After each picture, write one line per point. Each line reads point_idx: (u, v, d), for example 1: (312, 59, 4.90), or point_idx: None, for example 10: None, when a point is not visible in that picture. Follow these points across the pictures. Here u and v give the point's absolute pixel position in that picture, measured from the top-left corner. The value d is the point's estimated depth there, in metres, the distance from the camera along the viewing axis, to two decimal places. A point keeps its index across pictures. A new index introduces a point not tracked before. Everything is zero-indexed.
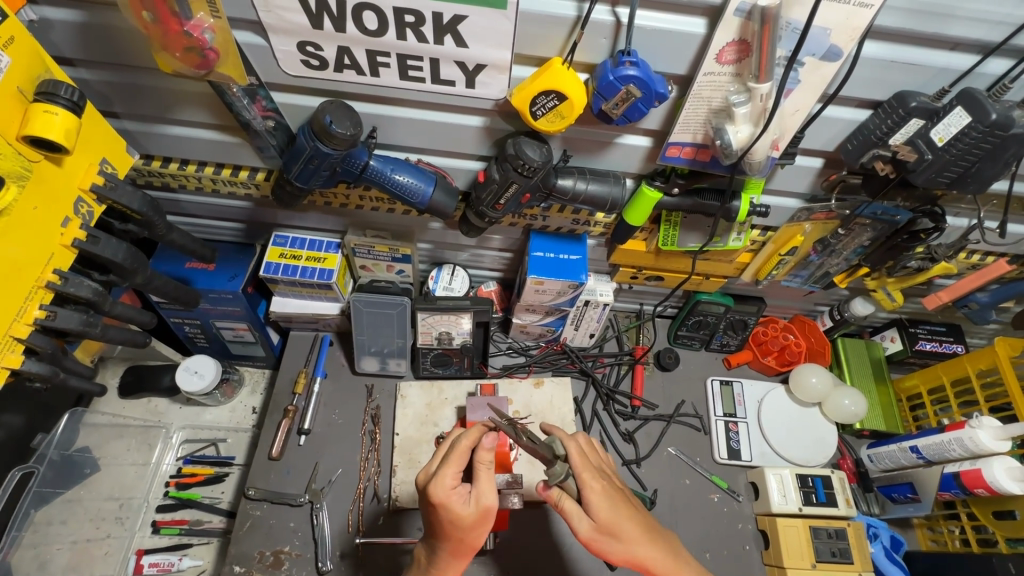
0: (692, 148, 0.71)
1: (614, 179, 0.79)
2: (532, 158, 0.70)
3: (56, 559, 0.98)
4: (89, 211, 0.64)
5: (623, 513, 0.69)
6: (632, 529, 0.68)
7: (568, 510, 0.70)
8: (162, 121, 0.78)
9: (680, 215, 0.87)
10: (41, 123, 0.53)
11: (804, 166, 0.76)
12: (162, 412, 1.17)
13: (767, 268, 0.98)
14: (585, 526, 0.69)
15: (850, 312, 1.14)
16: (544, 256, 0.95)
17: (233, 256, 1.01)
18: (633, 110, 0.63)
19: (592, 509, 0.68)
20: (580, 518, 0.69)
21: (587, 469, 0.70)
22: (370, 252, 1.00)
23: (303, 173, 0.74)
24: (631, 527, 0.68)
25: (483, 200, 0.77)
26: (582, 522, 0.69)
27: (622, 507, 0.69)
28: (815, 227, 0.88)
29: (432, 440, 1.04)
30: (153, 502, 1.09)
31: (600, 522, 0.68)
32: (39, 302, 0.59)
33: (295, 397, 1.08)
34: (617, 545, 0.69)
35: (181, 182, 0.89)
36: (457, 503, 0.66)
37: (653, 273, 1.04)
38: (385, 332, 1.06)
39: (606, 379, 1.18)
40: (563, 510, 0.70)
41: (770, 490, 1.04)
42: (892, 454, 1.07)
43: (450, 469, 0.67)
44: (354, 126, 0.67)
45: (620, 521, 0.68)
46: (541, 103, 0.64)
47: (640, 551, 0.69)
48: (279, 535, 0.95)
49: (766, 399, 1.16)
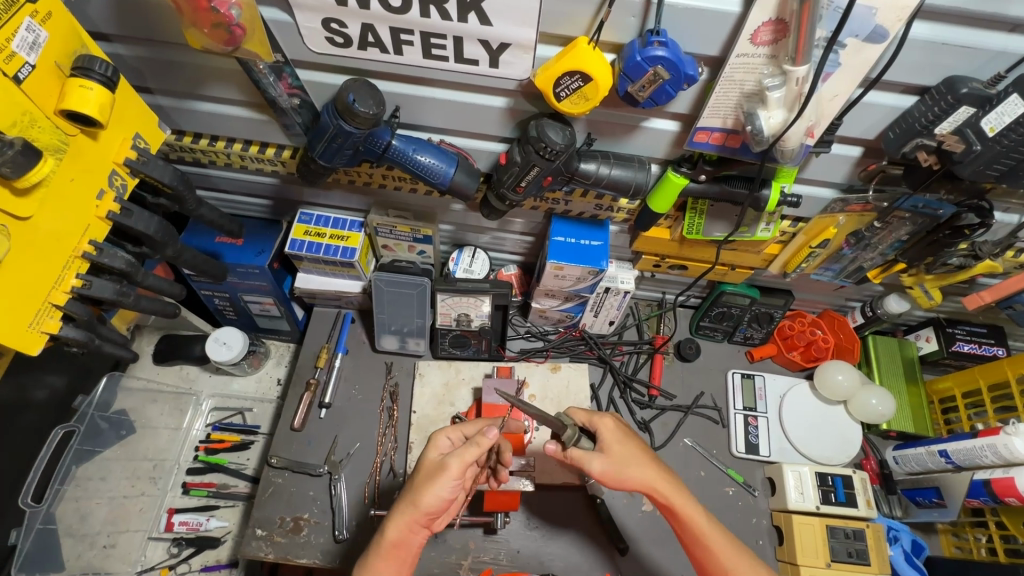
0: (722, 133, 0.68)
1: (638, 164, 0.77)
2: (555, 141, 0.68)
3: (96, 513, 1.06)
4: (123, 184, 0.65)
5: (633, 448, 0.76)
6: (643, 459, 0.76)
7: (577, 455, 0.75)
8: (193, 98, 0.80)
9: (706, 203, 0.84)
10: (76, 98, 0.55)
11: (840, 155, 0.72)
12: (193, 379, 1.22)
13: (796, 261, 0.94)
14: (601, 465, 0.74)
15: (882, 309, 1.09)
16: (566, 242, 0.94)
17: (260, 232, 1.04)
18: (660, 93, 0.61)
19: (606, 445, 0.76)
20: (593, 459, 0.75)
21: (598, 417, 0.79)
22: (392, 232, 1.00)
23: (327, 151, 0.74)
24: (636, 454, 0.76)
25: (504, 182, 0.77)
26: (596, 462, 0.75)
27: (632, 443, 0.76)
28: (850, 219, 0.84)
29: (448, 419, 1.06)
30: (184, 464, 1.14)
31: (612, 454, 0.75)
32: (76, 271, 0.61)
33: (317, 370, 1.11)
34: (632, 472, 0.74)
35: (211, 158, 0.91)
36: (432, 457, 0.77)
37: (676, 262, 1.02)
38: (405, 312, 1.08)
39: (624, 367, 1.17)
40: (574, 458, 0.76)
41: (787, 486, 1.02)
42: (919, 457, 1.04)
43: (453, 434, 0.80)
44: (377, 105, 0.67)
45: (630, 451, 0.76)
46: (566, 84, 0.62)
47: (651, 476, 0.75)
48: (298, 503, 0.99)
49: (789, 395, 1.14)
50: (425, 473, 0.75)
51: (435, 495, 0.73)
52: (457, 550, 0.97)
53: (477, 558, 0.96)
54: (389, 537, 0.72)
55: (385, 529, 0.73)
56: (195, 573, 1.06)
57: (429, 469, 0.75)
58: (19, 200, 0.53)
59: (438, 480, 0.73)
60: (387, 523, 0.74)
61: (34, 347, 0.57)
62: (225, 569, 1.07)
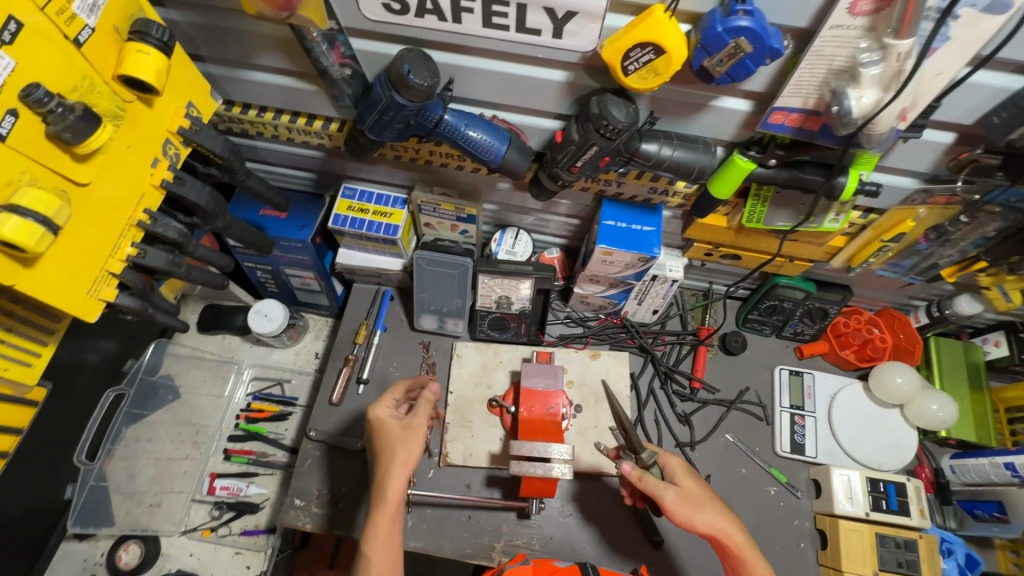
0: (800, 114, 0.63)
1: (703, 146, 0.72)
2: (617, 119, 0.64)
3: (143, 472, 1.11)
4: (176, 153, 0.65)
5: (705, 489, 0.77)
6: (713, 501, 0.76)
7: (651, 483, 0.76)
8: (244, 67, 0.78)
9: (771, 190, 0.79)
10: (134, 63, 0.54)
11: (931, 141, 0.66)
12: (235, 348, 1.23)
13: (863, 255, 0.88)
14: (673, 495, 0.74)
15: (951, 309, 1.02)
16: (616, 226, 0.90)
17: (304, 206, 1.03)
18: (739, 68, 0.57)
19: (679, 480, 0.77)
20: (665, 488, 0.75)
21: (670, 455, 0.81)
22: (436, 210, 0.99)
23: (377, 125, 0.72)
24: (710, 497, 0.76)
25: (558, 161, 0.73)
26: (669, 492, 0.75)
27: (707, 486, 0.78)
28: (931, 212, 0.78)
29: (485, 402, 1.05)
30: (225, 431, 1.16)
31: (684, 489, 0.75)
32: (131, 240, 0.61)
33: (356, 346, 1.11)
34: (703, 513, 0.74)
35: (259, 129, 0.90)
36: (392, 423, 0.81)
37: (730, 251, 0.97)
38: (445, 292, 1.07)
39: (666, 358, 1.13)
40: (648, 484, 0.76)
41: (835, 490, 0.98)
42: (981, 468, 0.98)
43: (389, 401, 0.85)
44: (432, 77, 0.64)
45: (702, 493, 0.76)
46: (635, 56, 0.58)
47: (724, 521, 0.74)
48: (335, 476, 1.00)
49: (840, 395, 1.09)
50: (393, 437, 0.79)
51: (411, 454, 0.77)
52: (490, 532, 0.97)
53: (510, 541, 0.96)
54: (392, 492, 0.74)
55: (380, 488, 0.75)
56: (235, 536, 1.09)
57: (397, 433, 0.80)
58: (79, 166, 0.53)
59: (406, 443, 0.78)
60: (387, 481, 0.75)
61: (92, 314, 0.57)
62: (263, 534, 1.09)
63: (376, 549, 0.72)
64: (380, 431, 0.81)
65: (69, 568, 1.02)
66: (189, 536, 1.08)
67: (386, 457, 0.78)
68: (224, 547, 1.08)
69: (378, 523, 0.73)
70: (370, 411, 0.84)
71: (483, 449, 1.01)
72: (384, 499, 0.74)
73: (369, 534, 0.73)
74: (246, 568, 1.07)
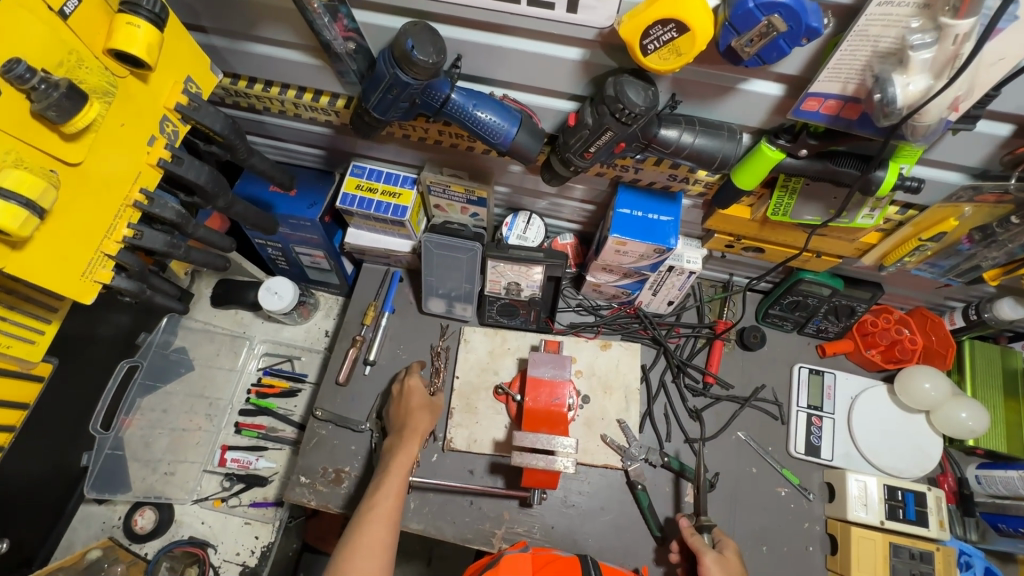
0: (838, 101, 0.57)
1: (728, 133, 0.67)
2: (635, 102, 0.59)
3: (158, 441, 1.14)
4: (175, 130, 0.63)
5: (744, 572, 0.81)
6: None
7: (696, 543, 0.84)
8: (248, 39, 0.75)
9: (800, 181, 0.73)
10: (124, 36, 0.52)
11: (985, 134, 0.59)
12: (247, 324, 1.24)
13: (897, 254, 0.82)
14: (711, 556, 0.81)
15: (991, 313, 0.95)
16: (631, 215, 0.85)
17: (312, 184, 1.01)
18: (771, 49, 0.51)
19: (725, 550, 0.84)
20: (707, 551, 0.82)
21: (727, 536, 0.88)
22: (446, 191, 0.95)
23: (382, 103, 0.69)
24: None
25: (571, 146, 0.69)
26: (709, 556, 0.81)
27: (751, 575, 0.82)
28: (977, 211, 0.72)
29: (491, 388, 1.03)
30: (237, 405, 1.18)
31: (725, 558, 0.82)
32: (128, 221, 0.59)
33: (363, 327, 1.10)
34: None
35: (265, 104, 0.88)
36: (421, 392, 0.98)
37: (752, 244, 0.92)
38: (454, 276, 1.04)
39: (679, 351, 1.10)
40: (695, 544, 0.84)
41: (849, 495, 0.94)
42: (1010, 480, 0.94)
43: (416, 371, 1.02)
44: (437, 53, 0.60)
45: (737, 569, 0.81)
46: (655, 35, 0.53)
47: None
48: (340, 455, 1.01)
49: (861, 397, 1.04)
50: (420, 404, 0.97)
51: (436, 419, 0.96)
52: (491, 518, 0.96)
53: (511, 529, 0.96)
54: (419, 432, 0.93)
55: (408, 429, 0.93)
56: (245, 507, 1.11)
57: (421, 403, 0.97)
58: (67, 145, 0.51)
59: (431, 414, 0.96)
60: (417, 427, 0.93)
61: (87, 296, 0.57)
62: (271, 507, 1.12)
63: (398, 468, 0.88)
64: (408, 395, 0.98)
65: (89, 529, 1.07)
66: (201, 504, 1.11)
67: (414, 418, 0.94)
68: (234, 517, 1.10)
69: (405, 451, 0.90)
70: (403, 380, 1.01)
71: (488, 436, 1.00)
72: (412, 434, 0.92)
73: (397, 457, 0.89)
74: (254, 538, 1.09)
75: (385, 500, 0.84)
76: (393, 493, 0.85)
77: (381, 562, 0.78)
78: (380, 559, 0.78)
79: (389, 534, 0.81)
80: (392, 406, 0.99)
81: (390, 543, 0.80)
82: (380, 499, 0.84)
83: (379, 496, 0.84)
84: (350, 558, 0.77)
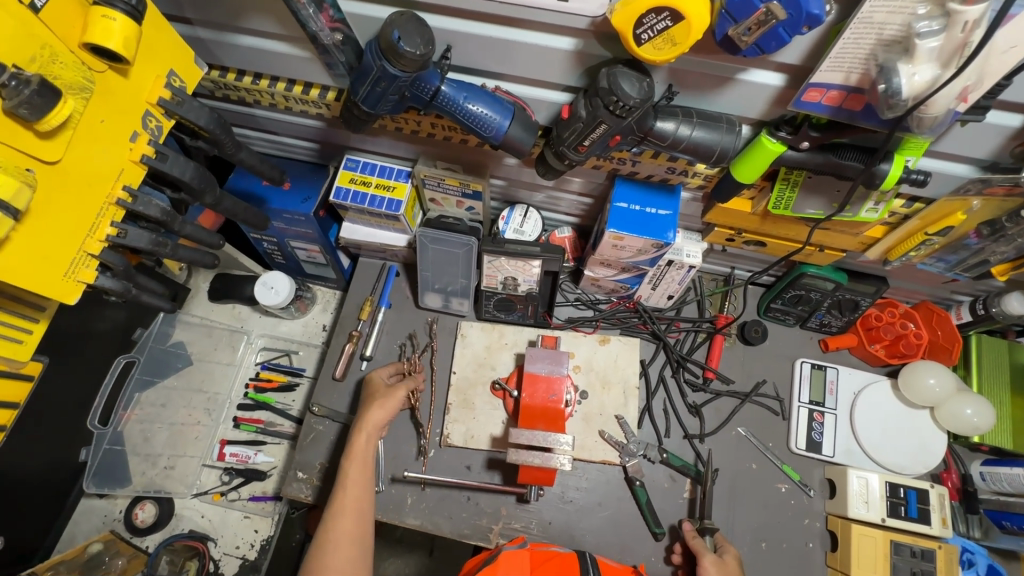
0: (840, 92, 0.54)
1: (727, 125, 0.65)
2: (629, 94, 0.57)
3: (157, 436, 1.14)
4: (158, 126, 0.61)
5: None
6: None
7: (697, 545, 0.87)
8: (234, 30, 0.73)
9: (802, 174, 0.71)
10: (99, 30, 0.50)
11: (995, 124, 0.57)
12: (244, 318, 1.24)
13: (903, 248, 0.80)
14: (711, 559, 0.84)
15: (999, 308, 0.92)
16: (629, 209, 0.83)
17: (306, 177, 1.00)
18: (770, 38, 0.49)
19: (725, 554, 0.86)
20: (707, 553, 0.85)
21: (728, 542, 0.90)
22: (440, 185, 0.94)
23: (370, 97, 0.67)
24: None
25: (565, 139, 0.67)
26: (709, 559, 0.84)
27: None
28: (986, 204, 0.70)
29: (488, 384, 1.03)
30: (235, 399, 1.18)
31: (725, 562, 0.84)
32: (111, 219, 0.58)
33: (360, 322, 1.09)
34: None
35: (256, 97, 0.86)
36: (381, 381, 0.96)
37: (754, 237, 0.89)
38: (450, 270, 1.03)
39: (678, 345, 1.08)
40: (696, 546, 0.87)
41: (850, 492, 0.93)
42: (1015, 477, 0.92)
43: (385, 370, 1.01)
44: (425, 44, 0.58)
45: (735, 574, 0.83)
46: (649, 24, 0.51)
47: None
48: (338, 450, 1.00)
49: (864, 392, 1.02)
50: (377, 392, 0.93)
51: (389, 407, 0.91)
52: (488, 514, 0.96)
53: (508, 524, 0.95)
54: (371, 424, 0.88)
55: (359, 420, 0.89)
56: (244, 501, 1.11)
57: (379, 392, 0.94)
58: (44, 143, 0.50)
59: (387, 400, 0.91)
60: (368, 417, 0.89)
61: (72, 296, 0.56)
62: (270, 501, 1.12)
63: (351, 463, 0.85)
64: (370, 387, 0.97)
65: (91, 523, 1.08)
66: (200, 498, 1.11)
67: (367, 408, 0.91)
68: (233, 510, 1.11)
69: (355, 444, 0.86)
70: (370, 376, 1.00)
71: (484, 432, 1.00)
72: (362, 426, 0.88)
73: (350, 451, 0.86)
74: (254, 532, 1.10)
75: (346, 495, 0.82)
76: (352, 487, 0.83)
77: (351, 553, 0.78)
78: (348, 551, 0.78)
79: (357, 526, 0.80)
80: (359, 398, 0.98)
81: (357, 537, 0.80)
82: (339, 496, 0.82)
83: (340, 490, 0.83)
84: (320, 554, 0.77)
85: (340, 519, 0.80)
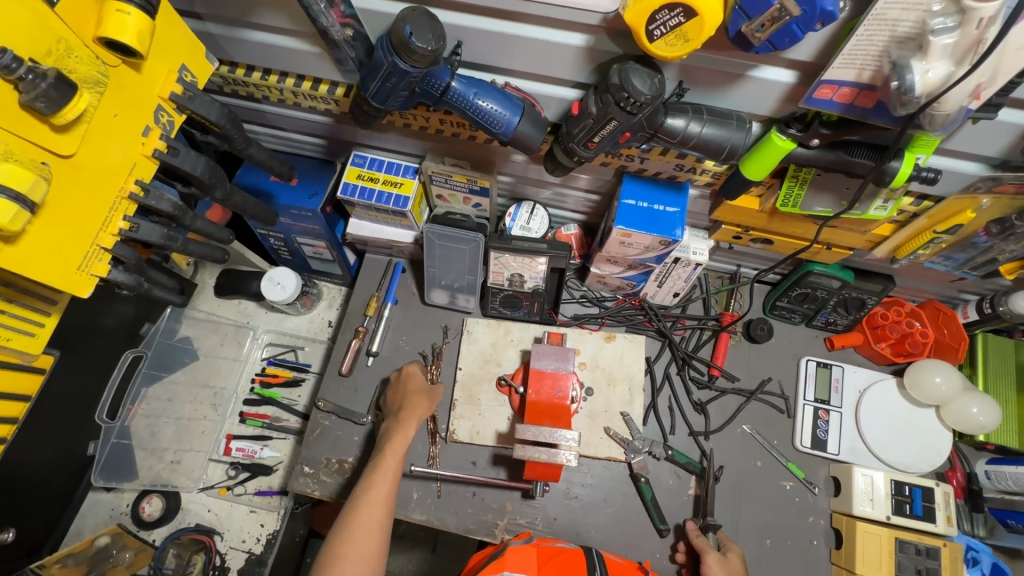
0: (852, 89, 0.54)
1: (737, 122, 0.65)
2: (640, 91, 0.57)
3: (163, 430, 1.14)
4: (169, 120, 0.62)
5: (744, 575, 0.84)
6: None
7: (699, 543, 0.88)
8: (244, 26, 0.74)
9: (811, 172, 0.71)
10: (114, 24, 0.50)
11: (1006, 122, 0.57)
12: (250, 314, 1.24)
13: (911, 246, 0.80)
14: (715, 555, 0.84)
15: (1005, 306, 0.92)
16: (636, 206, 0.84)
17: (314, 173, 1.00)
18: (783, 35, 0.49)
19: (728, 553, 0.87)
20: (710, 550, 0.86)
21: (730, 540, 0.91)
22: (448, 181, 0.94)
23: (380, 93, 0.67)
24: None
25: (574, 136, 0.67)
26: (712, 556, 0.84)
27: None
28: (996, 202, 0.70)
29: (493, 380, 1.03)
30: (241, 394, 1.19)
31: (728, 560, 0.85)
32: (123, 214, 0.59)
33: (366, 318, 1.09)
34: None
35: (264, 93, 0.86)
36: (419, 378, 1.00)
37: (760, 235, 0.90)
38: (456, 267, 1.03)
39: (684, 343, 1.09)
40: (698, 543, 0.87)
41: (855, 490, 0.93)
42: (1020, 476, 0.92)
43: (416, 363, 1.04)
44: (436, 40, 0.58)
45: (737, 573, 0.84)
46: (661, 20, 0.51)
47: None
48: (344, 445, 1.01)
49: (870, 391, 1.02)
50: (419, 389, 0.98)
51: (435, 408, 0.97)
52: (494, 510, 0.96)
53: (513, 520, 0.96)
54: (417, 419, 0.93)
55: (404, 413, 0.93)
56: (250, 496, 1.12)
57: (419, 389, 0.99)
58: (59, 137, 0.51)
59: (430, 399, 0.97)
60: (413, 412, 0.93)
61: (84, 290, 0.57)
62: (277, 495, 1.12)
63: (392, 452, 0.87)
64: (407, 380, 1.00)
65: (98, 516, 1.08)
66: (207, 492, 1.12)
67: (411, 402, 0.95)
68: (240, 504, 1.12)
69: (400, 433, 0.90)
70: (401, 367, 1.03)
71: (490, 428, 1.00)
72: (409, 419, 0.92)
73: (393, 440, 0.89)
74: (260, 526, 1.10)
75: (383, 485, 0.84)
76: (388, 478, 0.85)
77: (377, 546, 0.79)
78: (377, 543, 0.79)
79: (384, 518, 0.82)
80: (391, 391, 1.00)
81: (384, 527, 0.81)
82: (376, 482, 0.84)
83: (376, 480, 0.85)
84: (344, 542, 0.77)
85: (375, 509, 0.82)
